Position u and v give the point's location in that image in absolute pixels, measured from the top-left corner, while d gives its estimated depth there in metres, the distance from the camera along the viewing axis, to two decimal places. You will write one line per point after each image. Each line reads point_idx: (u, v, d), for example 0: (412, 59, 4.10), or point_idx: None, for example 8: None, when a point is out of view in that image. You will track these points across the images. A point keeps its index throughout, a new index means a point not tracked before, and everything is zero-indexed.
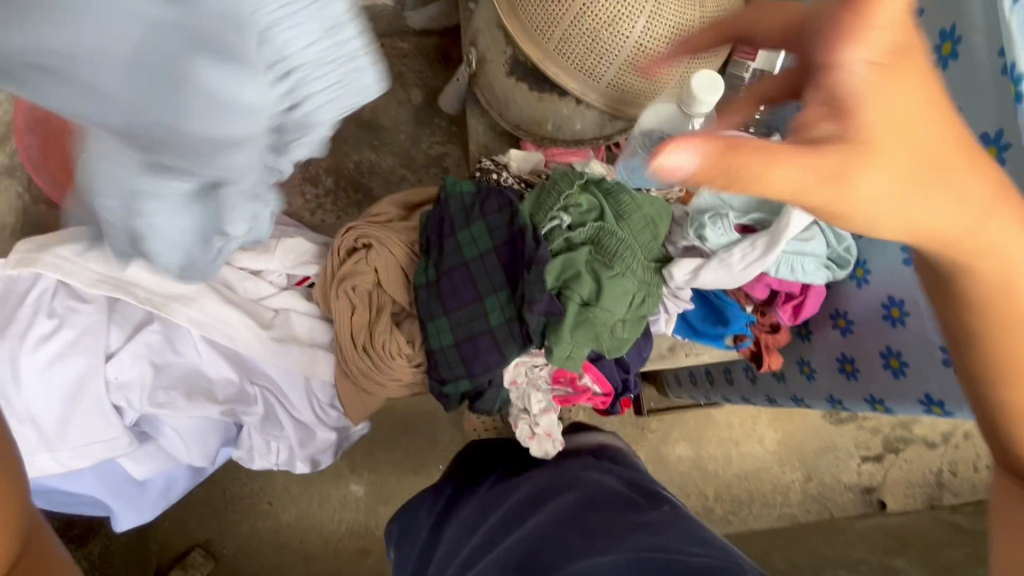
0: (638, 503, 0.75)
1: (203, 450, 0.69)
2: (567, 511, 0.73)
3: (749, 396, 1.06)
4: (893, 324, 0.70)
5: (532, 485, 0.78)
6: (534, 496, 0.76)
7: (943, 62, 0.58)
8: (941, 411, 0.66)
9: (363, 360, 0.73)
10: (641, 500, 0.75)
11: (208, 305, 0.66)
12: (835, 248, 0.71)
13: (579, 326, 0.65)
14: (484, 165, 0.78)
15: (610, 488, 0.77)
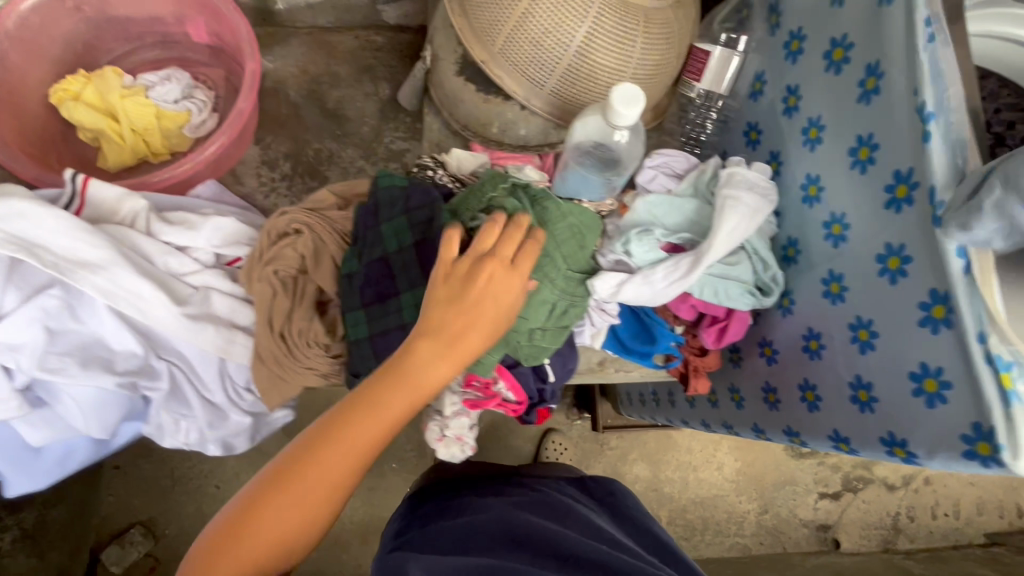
0: (611, 543, 0.79)
1: (102, 423, 0.67)
2: (544, 541, 0.75)
3: (688, 420, 1.05)
4: (811, 357, 0.69)
5: (517, 509, 0.82)
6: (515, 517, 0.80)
7: (867, 97, 0.58)
8: (847, 449, 0.64)
9: (279, 346, 0.73)
10: (615, 542, 0.79)
11: (117, 274, 0.65)
12: (761, 276, 0.71)
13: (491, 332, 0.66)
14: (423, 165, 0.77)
15: (589, 528, 0.81)
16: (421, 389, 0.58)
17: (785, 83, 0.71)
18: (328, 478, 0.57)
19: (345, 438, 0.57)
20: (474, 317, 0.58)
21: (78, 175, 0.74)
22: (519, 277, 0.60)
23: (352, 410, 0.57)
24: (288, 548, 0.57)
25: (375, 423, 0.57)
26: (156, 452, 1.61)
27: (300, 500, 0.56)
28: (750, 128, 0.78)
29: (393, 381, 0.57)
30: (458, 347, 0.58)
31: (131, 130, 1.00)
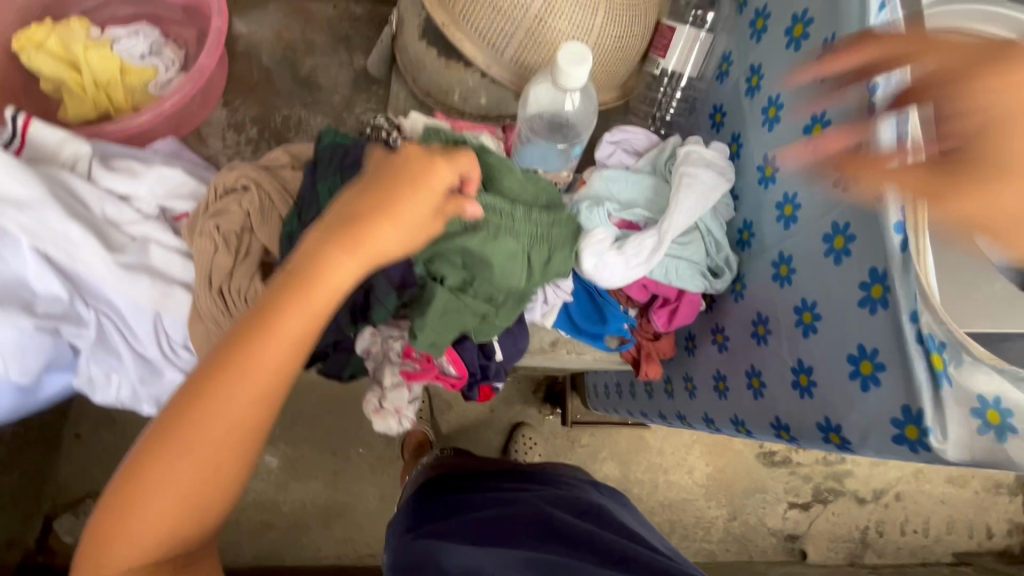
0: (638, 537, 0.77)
1: (23, 369, 0.65)
2: (578, 534, 0.73)
3: (647, 411, 1.03)
4: (758, 342, 0.67)
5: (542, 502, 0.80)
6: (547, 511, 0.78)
7: (822, 72, 0.57)
8: (788, 437, 0.63)
9: (217, 304, 0.71)
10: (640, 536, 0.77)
11: (46, 214, 0.63)
12: (714, 257, 0.70)
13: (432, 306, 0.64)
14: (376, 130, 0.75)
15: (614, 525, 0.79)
16: (323, 302, 0.49)
17: (749, 62, 0.70)
18: (227, 425, 0.48)
19: (237, 376, 0.48)
20: (386, 212, 0.50)
21: (19, 115, 0.71)
22: (447, 165, 0.53)
23: (244, 338, 0.48)
24: (197, 508, 0.49)
25: (265, 357, 0.48)
26: (116, 422, 1.58)
27: (202, 454, 0.48)
28: (715, 110, 0.77)
29: (288, 291, 0.48)
30: (366, 241, 0.49)
31: (94, 83, 0.97)
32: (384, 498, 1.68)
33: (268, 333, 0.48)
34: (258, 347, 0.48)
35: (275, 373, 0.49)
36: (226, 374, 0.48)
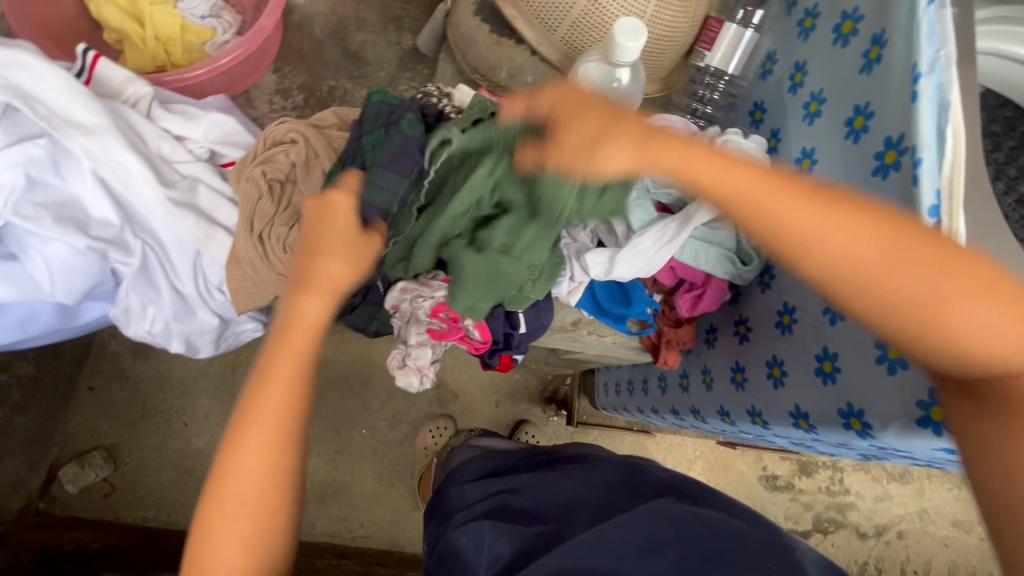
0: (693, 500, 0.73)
1: (69, 288, 0.68)
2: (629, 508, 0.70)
3: (658, 407, 1.04)
4: (782, 332, 0.68)
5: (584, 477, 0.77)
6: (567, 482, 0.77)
7: (869, 67, 0.58)
8: (807, 426, 0.63)
9: (256, 249, 0.73)
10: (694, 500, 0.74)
11: (108, 142, 0.66)
12: (744, 246, 0.70)
13: (451, 274, 0.64)
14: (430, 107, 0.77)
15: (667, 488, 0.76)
16: (301, 345, 0.56)
17: (794, 59, 0.71)
18: (259, 463, 0.53)
19: (251, 436, 0.53)
20: (321, 250, 0.58)
21: (88, 53, 0.75)
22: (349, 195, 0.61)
23: (247, 398, 0.55)
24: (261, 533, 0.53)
25: (264, 412, 0.54)
26: (130, 378, 1.61)
27: (253, 487, 0.53)
28: (756, 107, 0.78)
29: (272, 351, 0.56)
30: (322, 278, 0.58)
31: (155, 37, 1.02)
32: (383, 480, 1.68)
33: (263, 386, 0.55)
34: (258, 403, 0.54)
35: (284, 409, 0.55)
36: (236, 439, 0.53)
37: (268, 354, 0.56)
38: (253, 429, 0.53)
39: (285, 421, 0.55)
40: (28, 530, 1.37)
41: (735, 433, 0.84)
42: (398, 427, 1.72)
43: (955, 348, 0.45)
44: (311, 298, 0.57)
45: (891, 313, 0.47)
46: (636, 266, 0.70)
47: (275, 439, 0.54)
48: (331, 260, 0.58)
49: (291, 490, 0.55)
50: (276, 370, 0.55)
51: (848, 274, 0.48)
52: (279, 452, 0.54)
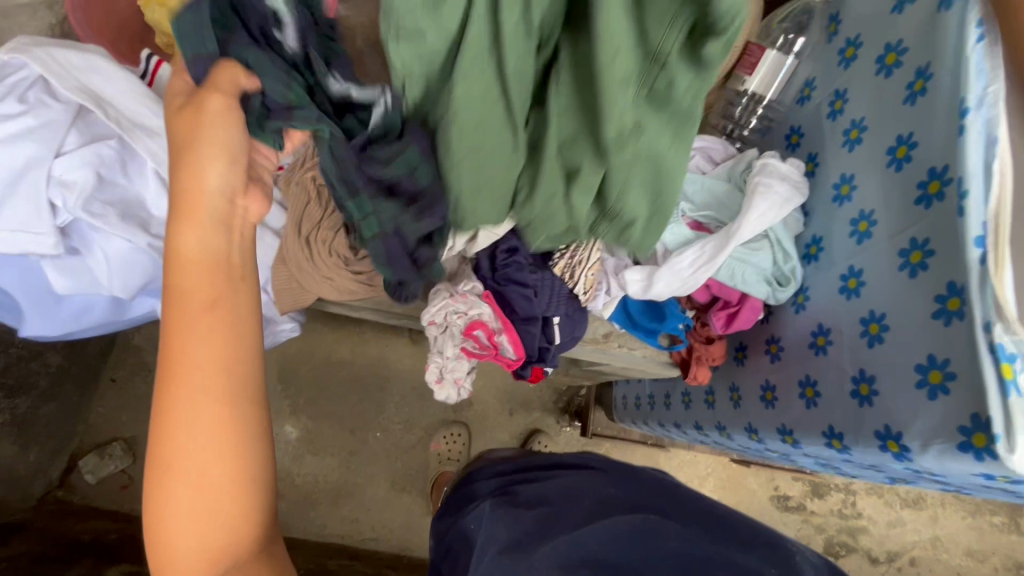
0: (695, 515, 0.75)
1: (127, 283, 0.71)
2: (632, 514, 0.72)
3: (680, 422, 1.05)
4: (816, 353, 0.69)
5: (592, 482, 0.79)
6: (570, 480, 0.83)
7: (913, 98, 0.60)
8: (840, 447, 0.64)
9: (303, 251, 0.75)
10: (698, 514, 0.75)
11: None
12: (781, 267, 0.72)
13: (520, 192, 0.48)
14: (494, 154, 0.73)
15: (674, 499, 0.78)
16: (192, 275, 0.47)
17: (833, 87, 0.73)
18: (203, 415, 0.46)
19: (174, 390, 0.45)
20: (186, 151, 0.47)
21: (151, 57, 0.77)
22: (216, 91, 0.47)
23: (165, 346, 0.46)
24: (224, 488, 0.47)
25: (184, 362, 0.46)
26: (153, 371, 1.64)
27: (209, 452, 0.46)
28: (793, 131, 0.80)
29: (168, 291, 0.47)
30: (193, 195, 0.47)
31: None
32: (395, 484, 1.69)
33: (173, 334, 0.46)
34: (178, 351, 0.46)
35: (206, 354, 0.46)
36: (160, 398, 0.45)
37: (171, 294, 0.47)
38: (177, 384, 0.45)
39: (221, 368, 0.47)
40: (48, 517, 1.39)
41: (761, 451, 0.85)
42: (413, 432, 1.73)
43: None
44: (193, 220, 0.47)
45: None
46: (679, 283, 0.72)
47: (209, 384, 0.46)
48: (204, 160, 0.47)
49: (254, 444, 0.48)
50: (185, 308, 0.47)
51: None
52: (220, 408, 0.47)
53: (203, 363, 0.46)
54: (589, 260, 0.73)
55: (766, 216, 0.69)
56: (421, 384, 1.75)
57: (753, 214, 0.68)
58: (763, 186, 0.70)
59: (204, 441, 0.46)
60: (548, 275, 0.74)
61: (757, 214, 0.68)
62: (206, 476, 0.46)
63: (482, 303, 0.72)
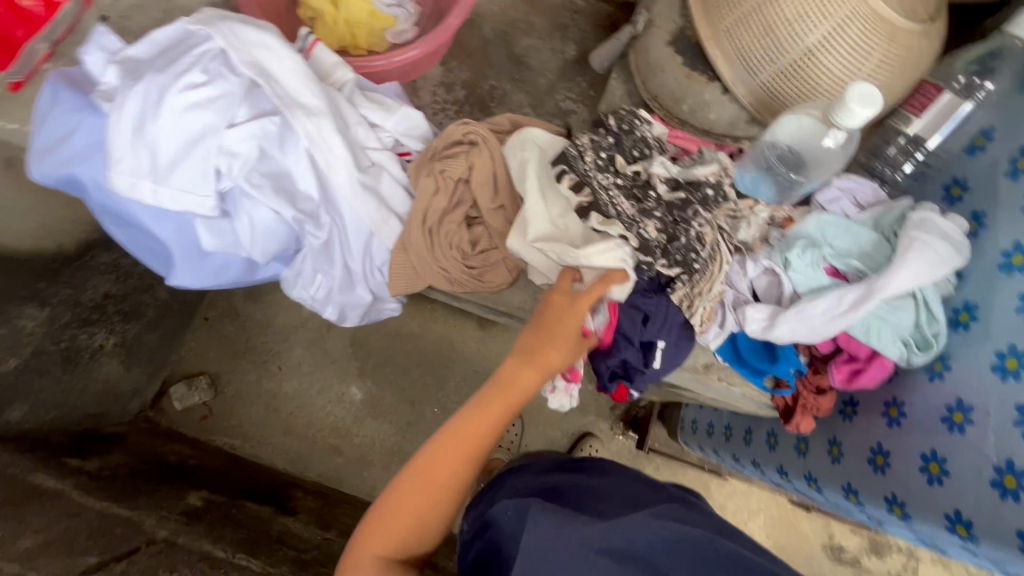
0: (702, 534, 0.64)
1: (264, 250, 0.76)
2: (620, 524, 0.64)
3: (760, 461, 1.01)
4: (950, 429, 0.64)
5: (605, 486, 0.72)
6: (623, 487, 0.72)
7: None
8: (965, 533, 0.60)
9: (425, 241, 0.78)
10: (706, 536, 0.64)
11: (324, 127, 0.71)
12: (923, 328, 0.67)
13: None
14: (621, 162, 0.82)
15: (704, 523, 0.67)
16: (414, 526, 0.62)
17: (1018, 143, 0.66)
18: (442, 484, 0.63)
19: (433, 466, 0.63)
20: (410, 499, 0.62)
21: (308, 37, 0.82)
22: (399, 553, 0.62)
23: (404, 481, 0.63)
24: (442, 507, 0.64)
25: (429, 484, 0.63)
26: (240, 317, 1.71)
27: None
28: (955, 182, 0.73)
29: (404, 501, 0.62)
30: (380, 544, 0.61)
31: (346, 20, 1.07)
32: None
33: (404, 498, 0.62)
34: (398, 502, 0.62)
35: (454, 473, 0.64)
36: (370, 542, 0.61)
37: (384, 533, 0.61)
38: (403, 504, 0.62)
39: (470, 456, 0.64)
40: (139, 434, 1.49)
41: (853, 511, 0.81)
42: None
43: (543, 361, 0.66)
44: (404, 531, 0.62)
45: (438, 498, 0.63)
46: (809, 328, 0.68)
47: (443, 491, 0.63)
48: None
49: (428, 512, 0.63)
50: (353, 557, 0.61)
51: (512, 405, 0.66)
52: (440, 507, 0.63)
53: (389, 557, 0.61)
54: (709, 293, 0.71)
55: (920, 273, 0.63)
56: (484, 371, 1.69)
57: (903, 266, 0.63)
58: (921, 237, 0.64)
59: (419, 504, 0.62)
60: (665, 300, 0.71)
61: (907, 266, 0.63)
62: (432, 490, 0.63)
63: (601, 310, 0.71)
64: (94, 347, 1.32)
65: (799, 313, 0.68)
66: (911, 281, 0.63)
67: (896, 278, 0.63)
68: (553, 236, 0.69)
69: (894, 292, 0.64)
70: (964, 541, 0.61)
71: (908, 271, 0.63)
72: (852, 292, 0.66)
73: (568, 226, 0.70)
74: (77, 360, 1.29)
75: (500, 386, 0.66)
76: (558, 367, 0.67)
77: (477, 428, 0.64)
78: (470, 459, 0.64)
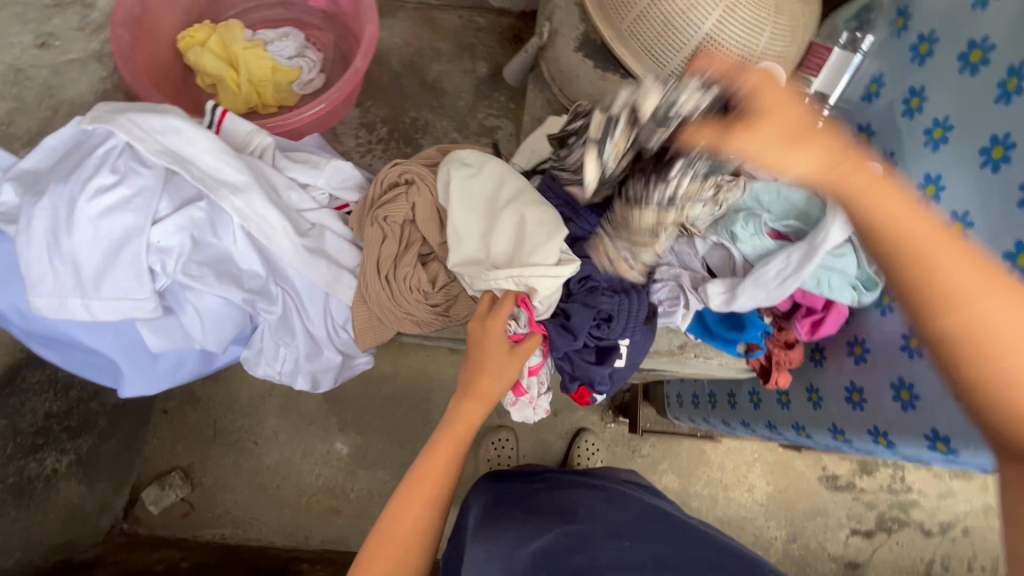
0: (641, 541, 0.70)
1: (218, 339, 0.72)
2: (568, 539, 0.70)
3: (749, 421, 1.05)
4: (909, 355, 0.69)
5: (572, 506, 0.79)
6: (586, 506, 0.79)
7: (1007, 97, 0.59)
8: (945, 449, 0.64)
9: (384, 289, 0.76)
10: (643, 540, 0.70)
11: (253, 199, 0.68)
12: (866, 269, 0.72)
13: None
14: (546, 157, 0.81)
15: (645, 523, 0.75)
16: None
17: (906, 85, 0.72)
18: (411, 528, 0.66)
19: (398, 512, 0.66)
20: (381, 551, 0.64)
21: (216, 109, 0.78)
22: None
23: (377, 534, 0.65)
24: (414, 552, 0.65)
25: (397, 530, 0.65)
26: (202, 400, 1.62)
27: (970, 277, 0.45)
28: (861, 129, 0.79)
29: (374, 553, 0.64)
30: None
31: (248, 80, 1.04)
32: None
33: (374, 552, 0.64)
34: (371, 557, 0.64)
35: (420, 514, 0.66)
36: None
37: None
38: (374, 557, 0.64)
39: (431, 499, 0.67)
40: (119, 550, 1.38)
41: (844, 449, 0.85)
42: None
43: (481, 386, 0.69)
44: None
45: (409, 542, 0.65)
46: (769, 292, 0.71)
47: (412, 535, 0.65)
48: None
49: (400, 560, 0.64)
50: None
51: (461, 435, 0.70)
52: (412, 552, 0.65)
53: None
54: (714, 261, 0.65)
55: None
56: None
57: (835, 215, 0.68)
58: None
59: (391, 553, 0.64)
60: (626, 299, 0.72)
61: (840, 215, 0.68)
62: (400, 536, 0.65)
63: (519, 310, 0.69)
64: (47, 473, 1.22)
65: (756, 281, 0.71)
66: (845, 227, 0.68)
67: (833, 227, 0.67)
68: (473, 260, 0.69)
69: (834, 241, 0.68)
70: (944, 456, 0.65)
71: (842, 219, 0.68)
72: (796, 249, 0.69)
73: (491, 250, 0.68)
74: (30, 492, 1.18)
75: (447, 423, 0.70)
76: (498, 393, 0.70)
77: (433, 465, 0.68)
78: (433, 498, 0.67)
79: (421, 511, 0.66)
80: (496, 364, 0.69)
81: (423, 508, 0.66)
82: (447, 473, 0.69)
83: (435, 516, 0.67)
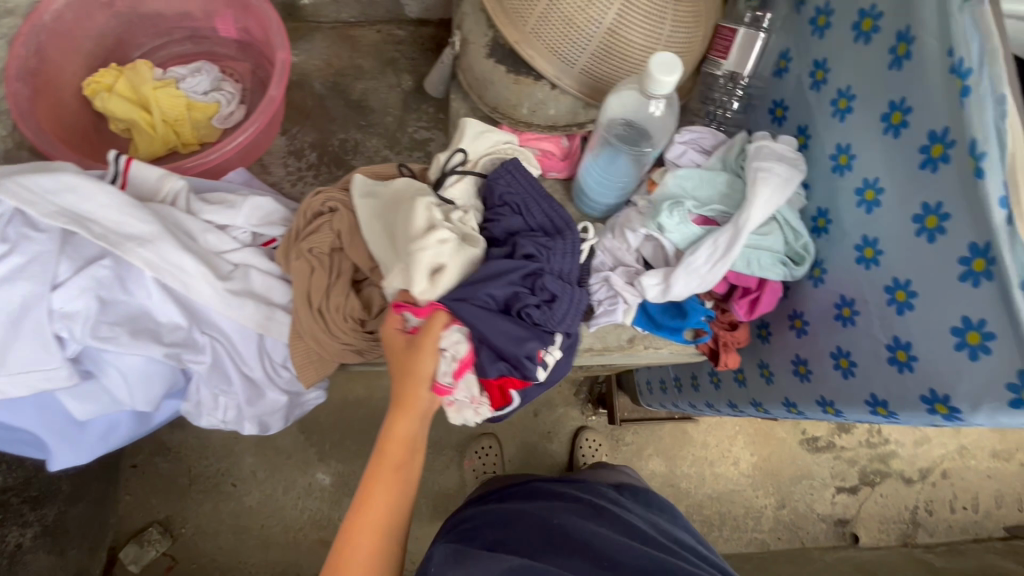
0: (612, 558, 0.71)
1: (147, 397, 0.69)
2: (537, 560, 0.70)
3: (713, 402, 1.05)
4: (843, 323, 0.69)
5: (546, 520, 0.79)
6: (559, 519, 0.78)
7: (898, 62, 0.60)
8: (886, 413, 0.64)
9: (316, 322, 0.73)
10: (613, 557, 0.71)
11: (164, 248, 0.65)
12: (793, 244, 0.73)
13: None
14: (452, 154, 0.76)
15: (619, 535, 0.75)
16: None
17: (810, 58, 0.73)
18: (361, 558, 0.65)
19: (346, 543, 0.65)
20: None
21: (121, 157, 0.76)
22: None
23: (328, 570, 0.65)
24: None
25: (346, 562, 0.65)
26: (171, 449, 1.57)
27: None
28: (776, 105, 0.80)
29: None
30: None
31: (163, 121, 1.01)
32: (436, 508, 1.67)
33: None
34: None
35: (368, 543, 0.66)
36: None
37: None
38: None
39: (381, 529, 0.66)
40: None
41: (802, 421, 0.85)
42: (442, 452, 1.72)
43: (410, 400, 0.67)
44: None
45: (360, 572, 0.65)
46: (701, 278, 0.71)
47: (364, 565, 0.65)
48: None
49: None
50: None
51: (399, 454, 0.68)
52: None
53: None
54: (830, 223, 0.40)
55: (772, 197, 0.68)
56: None
57: (756, 195, 0.68)
58: (762, 165, 0.70)
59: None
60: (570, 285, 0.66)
61: (761, 195, 0.68)
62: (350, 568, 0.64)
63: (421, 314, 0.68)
64: (10, 549, 1.17)
65: (686, 268, 0.71)
66: (767, 206, 0.68)
67: (755, 207, 0.68)
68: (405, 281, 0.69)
69: (757, 221, 0.69)
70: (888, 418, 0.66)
71: (763, 199, 0.68)
72: (722, 233, 0.70)
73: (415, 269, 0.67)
74: None
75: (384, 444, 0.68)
76: (427, 401, 0.68)
77: (375, 491, 0.67)
78: (380, 524, 0.67)
79: (368, 541, 0.66)
80: (416, 374, 0.66)
81: (370, 536, 0.66)
82: (390, 497, 0.67)
83: (384, 539, 0.67)
